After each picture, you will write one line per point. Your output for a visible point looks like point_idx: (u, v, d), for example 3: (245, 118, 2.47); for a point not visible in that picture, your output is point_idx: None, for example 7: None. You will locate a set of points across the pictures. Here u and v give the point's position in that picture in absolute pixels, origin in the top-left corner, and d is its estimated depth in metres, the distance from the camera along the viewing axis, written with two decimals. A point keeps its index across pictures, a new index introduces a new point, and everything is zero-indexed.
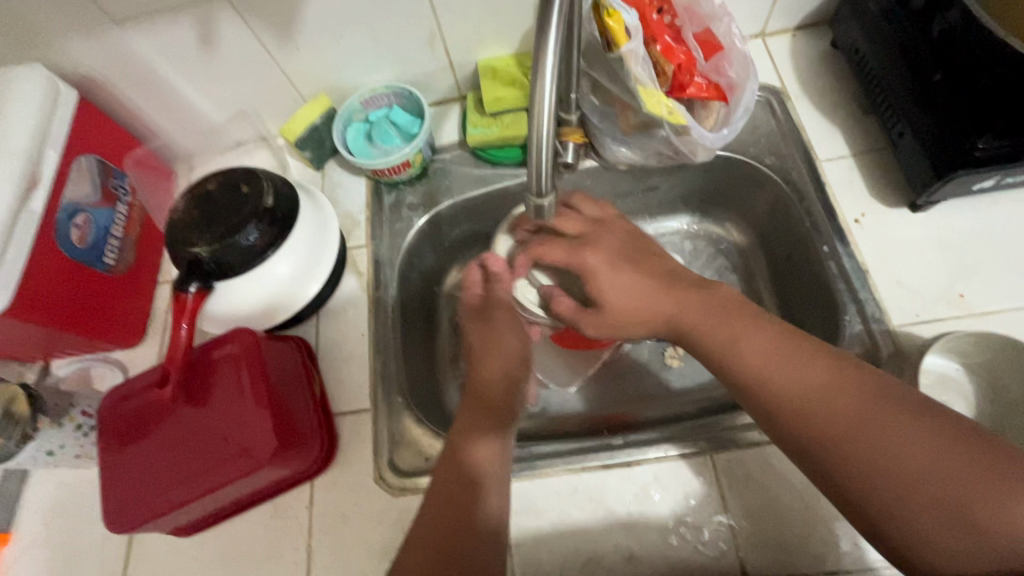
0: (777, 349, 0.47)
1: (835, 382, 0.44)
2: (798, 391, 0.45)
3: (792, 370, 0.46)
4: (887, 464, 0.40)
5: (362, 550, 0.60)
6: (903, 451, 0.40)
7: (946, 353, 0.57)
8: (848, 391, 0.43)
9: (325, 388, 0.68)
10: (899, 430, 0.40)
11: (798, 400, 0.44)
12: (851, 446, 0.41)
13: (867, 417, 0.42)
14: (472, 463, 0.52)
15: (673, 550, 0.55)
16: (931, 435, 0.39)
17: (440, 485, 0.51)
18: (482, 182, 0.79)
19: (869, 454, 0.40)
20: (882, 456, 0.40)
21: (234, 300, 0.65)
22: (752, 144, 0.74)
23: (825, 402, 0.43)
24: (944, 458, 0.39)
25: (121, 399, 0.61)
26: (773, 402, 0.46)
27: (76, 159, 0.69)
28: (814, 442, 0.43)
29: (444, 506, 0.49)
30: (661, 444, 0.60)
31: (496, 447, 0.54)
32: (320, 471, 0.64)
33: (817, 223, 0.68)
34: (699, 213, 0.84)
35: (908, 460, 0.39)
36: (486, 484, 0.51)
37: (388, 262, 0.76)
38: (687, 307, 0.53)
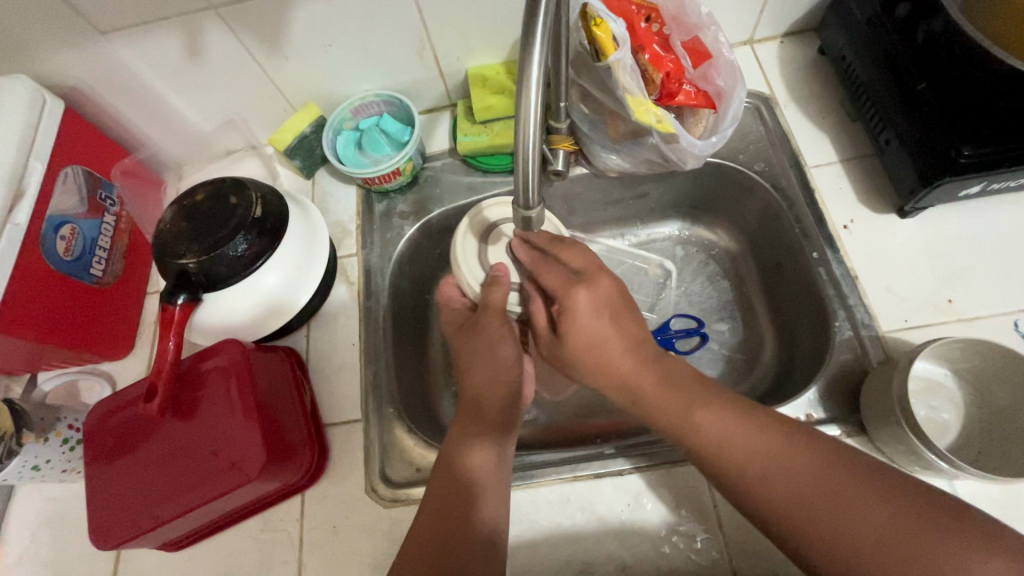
0: (732, 420, 0.46)
1: (792, 454, 0.43)
2: (759, 464, 0.44)
3: (751, 441, 0.45)
4: (853, 539, 0.39)
5: (353, 562, 0.60)
6: (866, 524, 0.39)
7: (934, 359, 0.57)
8: (806, 463, 0.43)
9: (315, 399, 0.68)
10: (860, 502, 0.40)
11: (760, 471, 0.43)
12: (820, 519, 0.40)
13: (828, 490, 0.41)
14: (466, 471, 0.52)
15: (665, 559, 0.55)
16: (891, 505, 0.39)
17: (431, 501, 0.51)
18: (473, 190, 0.79)
19: (834, 530, 0.40)
20: (847, 530, 0.39)
21: (224, 311, 0.64)
22: (741, 151, 0.74)
23: (787, 471, 0.43)
24: (907, 530, 0.38)
25: (108, 413, 0.61)
26: (738, 475, 0.44)
27: (62, 171, 0.68)
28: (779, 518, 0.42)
29: (441, 514, 0.50)
30: (652, 452, 0.60)
31: (492, 453, 0.54)
32: (311, 483, 0.63)
33: (806, 230, 0.68)
34: (690, 219, 0.84)
35: (872, 534, 0.39)
36: (481, 489, 0.51)
37: (378, 271, 0.76)
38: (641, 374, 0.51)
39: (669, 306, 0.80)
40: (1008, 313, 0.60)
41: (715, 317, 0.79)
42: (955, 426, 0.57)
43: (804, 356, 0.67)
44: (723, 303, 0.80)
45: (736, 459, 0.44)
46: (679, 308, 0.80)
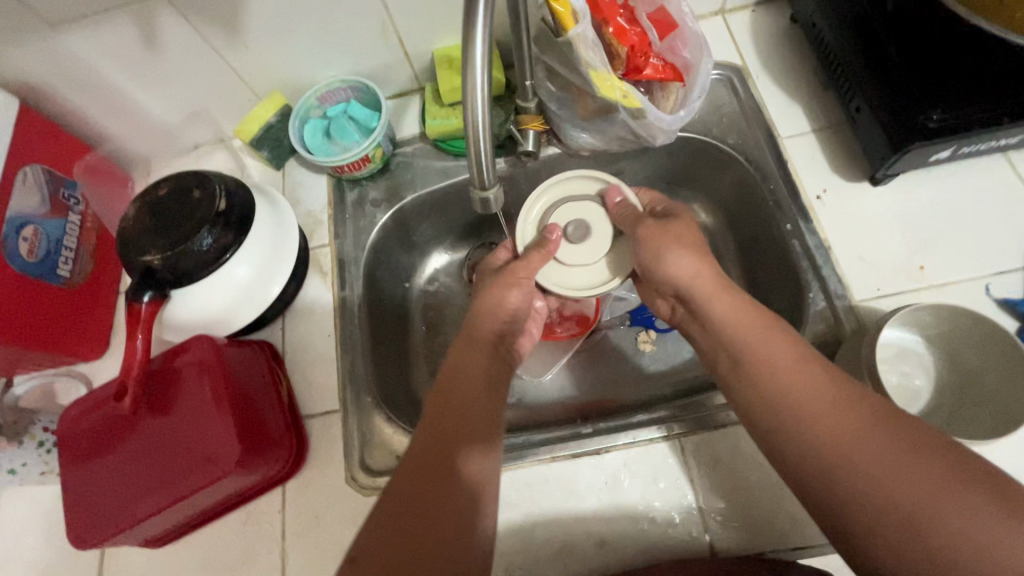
0: (790, 359, 0.45)
1: (841, 403, 0.42)
2: (820, 405, 0.42)
3: (811, 380, 0.43)
4: (892, 486, 0.37)
5: (335, 550, 0.60)
6: (908, 472, 0.38)
7: (905, 326, 0.57)
8: (857, 412, 0.41)
9: (292, 392, 0.67)
10: (912, 459, 0.38)
11: (807, 415, 0.42)
12: (856, 467, 0.39)
13: (877, 436, 0.40)
14: (461, 471, 0.46)
15: (644, 534, 0.56)
16: (937, 460, 0.38)
17: (416, 483, 0.45)
18: (445, 175, 0.78)
19: (873, 474, 0.38)
20: (880, 476, 0.38)
21: (194, 307, 0.63)
22: (714, 124, 0.73)
23: (836, 420, 0.41)
24: (943, 481, 0.37)
25: (80, 415, 0.60)
26: (782, 412, 0.43)
27: (21, 170, 0.66)
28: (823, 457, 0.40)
29: (431, 506, 0.44)
30: (631, 428, 0.60)
31: (483, 452, 0.48)
32: (291, 475, 0.63)
33: (780, 200, 0.67)
34: (667, 196, 0.83)
35: (904, 486, 0.37)
36: (485, 486, 0.47)
37: (352, 261, 0.75)
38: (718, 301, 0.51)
39: None
40: (980, 277, 0.60)
41: None
42: (927, 391, 0.58)
43: (782, 329, 0.67)
44: None
45: (793, 397, 0.43)
46: None
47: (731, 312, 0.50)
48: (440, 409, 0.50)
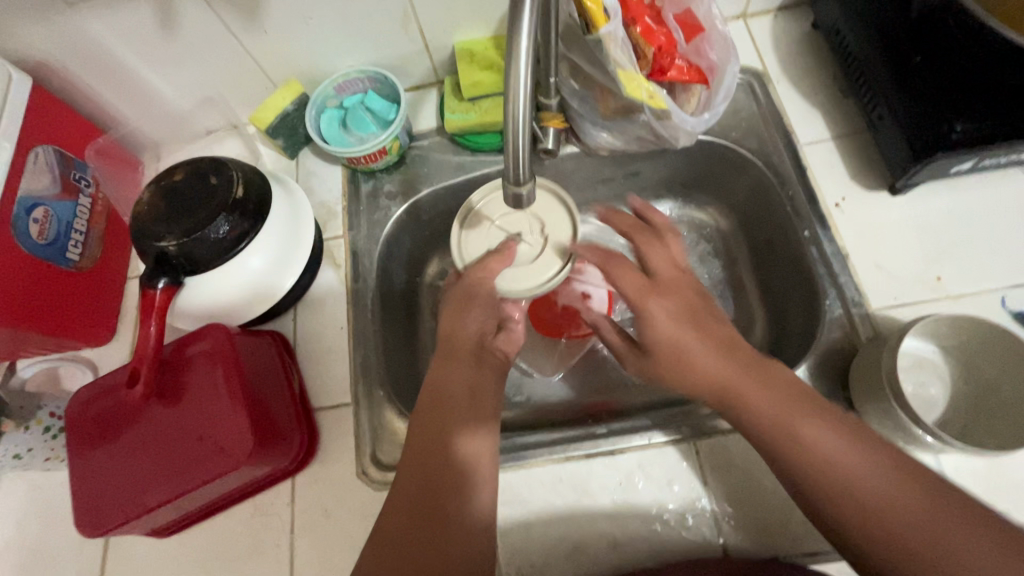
0: (809, 424, 0.46)
1: (863, 464, 0.43)
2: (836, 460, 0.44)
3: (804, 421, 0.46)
4: (913, 543, 0.40)
5: (344, 544, 0.60)
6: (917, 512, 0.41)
7: (923, 337, 0.57)
8: (880, 473, 0.43)
9: (304, 384, 0.67)
10: (930, 517, 0.40)
11: (833, 482, 0.43)
12: (888, 532, 0.41)
13: (900, 499, 0.41)
14: (456, 451, 0.50)
15: (656, 537, 0.56)
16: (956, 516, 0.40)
17: (412, 476, 0.48)
18: (461, 170, 0.78)
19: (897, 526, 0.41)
20: (909, 536, 0.40)
21: (207, 295, 0.62)
22: (733, 128, 0.73)
23: (860, 483, 0.43)
24: (966, 537, 0.39)
25: (90, 400, 0.59)
26: (807, 479, 0.44)
27: (33, 150, 0.65)
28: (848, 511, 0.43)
29: (431, 495, 0.47)
30: (645, 430, 0.60)
31: (479, 434, 0.52)
32: (301, 467, 0.62)
33: (798, 207, 0.68)
34: (681, 198, 0.84)
35: (933, 547, 0.39)
36: (477, 470, 0.50)
37: (366, 253, 0.74)
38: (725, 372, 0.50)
39: None
40: (995, 289, 0.60)
41: None
42: (941, 402, 0.58)
43: (796, 335, 0.67)
44: (714, 282, 0.80)
45: (813, 470, 0.44)
46: None
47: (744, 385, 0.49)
48: (432, 410, 0.53)
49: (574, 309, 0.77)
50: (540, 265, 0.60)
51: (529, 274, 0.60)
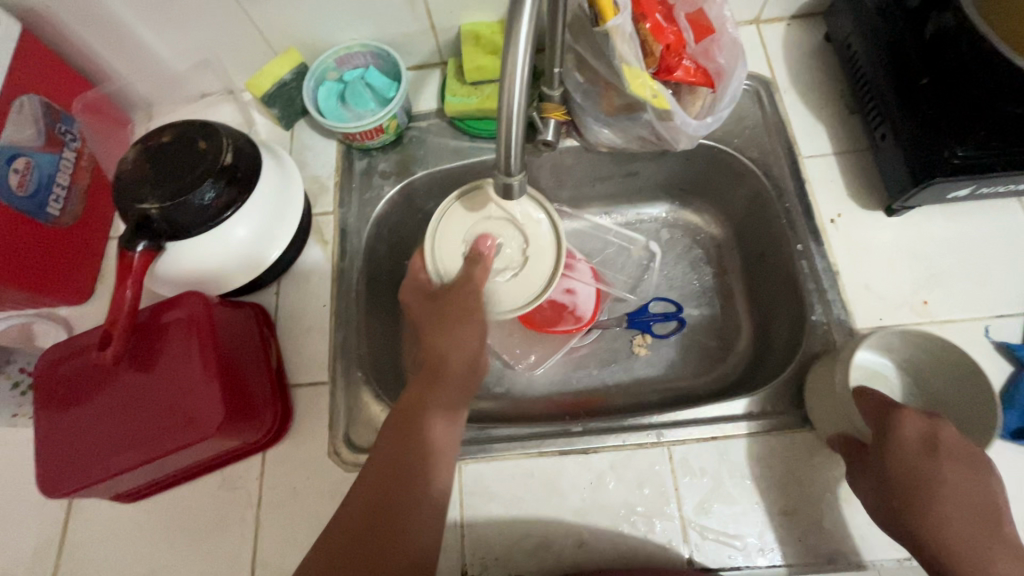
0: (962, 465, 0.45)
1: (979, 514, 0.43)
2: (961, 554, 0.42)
3: (953, 496, 0.44)
4: None
5: (310, 523, 0.59)
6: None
7: (876, 351, 0.58)
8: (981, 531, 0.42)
9: (282, 359, 0.66)
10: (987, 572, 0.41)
11: (950, 507, 0.43)
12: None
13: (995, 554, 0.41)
14: (425, 437, 0.49)
15: (623, 539, 0.56)
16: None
17: (372, 468, 0.47)
18: (458, 155, 0.76)
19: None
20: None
21: (187, 262, 0.61)
22: (736, 136, 0.72)
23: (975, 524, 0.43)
24: None
25: (59, 359, 0.58)
26: (923, 493, 0.44)
27: (17, 99, 0.63)
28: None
29: (387, 489, 0.46)
30: (620, 431, 0.60)
31: (450, 423, 0.51)
32: (272, 443, 0.62)
33: (793, 220, 0.67)
34: (678, 202, 0.83)
35: None
36: (439, 455, 0.49)
37: (355, 232, 0.73)
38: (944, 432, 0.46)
39: (650, 289, 0.81)
40: (980, 318, 0.60)
41: (692, 303, 0.79)
42: None
43: (780, 348, 0.67)
44: (703, 288, 0.80)
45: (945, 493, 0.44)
46: (659, 292, 0.81)
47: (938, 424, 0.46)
48: (386, 475, 0.46)
49: (562, 303, 0.77)
50: (528, 277, 0.59)
51: (515, 291, 0.58)
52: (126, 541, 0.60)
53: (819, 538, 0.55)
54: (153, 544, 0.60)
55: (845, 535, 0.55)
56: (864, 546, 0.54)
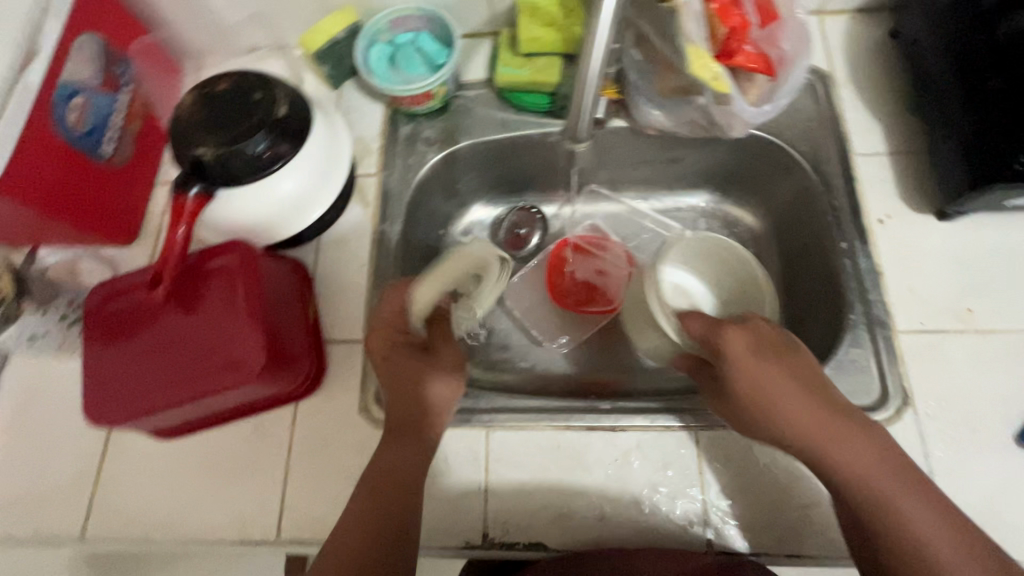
0: (780, 376, 0.51)
1: (808, 407, 0.50)
2: (835, 450, 0.49)
3: (789, 399, 0.50)
4: (842, 473, 0.48)
5: (338, 474, 0.61)
6: (919, 513, 0.46)
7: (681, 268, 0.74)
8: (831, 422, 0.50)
9: (319, 314, 0.67)
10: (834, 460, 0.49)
11: (785, 411, 0.50)
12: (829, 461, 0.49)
13: (835, 434, 0.49)
14: (428, 400, 0.56)
15: (643, 515, 0.56)
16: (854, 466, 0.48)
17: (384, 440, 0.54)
18: (504, 127, 0.76)
19: (905, 542, 0.45)
20: (844, 465, 0.48)
21: (234, 211, 0.62)
22: (787, 128, 0.71)
23: (806, 417, 0.50)
24: (876, 479, 0.47)
25: (108, 295, 0.59)
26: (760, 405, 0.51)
27: (77, 38, 0.64)
28: (860, 521, 0.48)
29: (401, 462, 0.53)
30: (649, 413, 0.60)
31: (450, 384, 0.57)
32: (305, 394, 0.63)
33: (839, 217, 0.66)
34: (719, 192, 0.82)
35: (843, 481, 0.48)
36: (439, 413, 0.56)
37: (396, 195, 0.73)
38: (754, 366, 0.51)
39: None
40: None
41: None
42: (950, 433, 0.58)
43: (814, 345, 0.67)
44: None
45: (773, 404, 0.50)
46: None
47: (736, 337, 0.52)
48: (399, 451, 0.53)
49: (592, 284, 0.80)
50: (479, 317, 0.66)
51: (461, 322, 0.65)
52: (160, 476, 0.62)
53: (842, 533, 0.55)
54: (186, 480, 0.61)
55: None
56: None
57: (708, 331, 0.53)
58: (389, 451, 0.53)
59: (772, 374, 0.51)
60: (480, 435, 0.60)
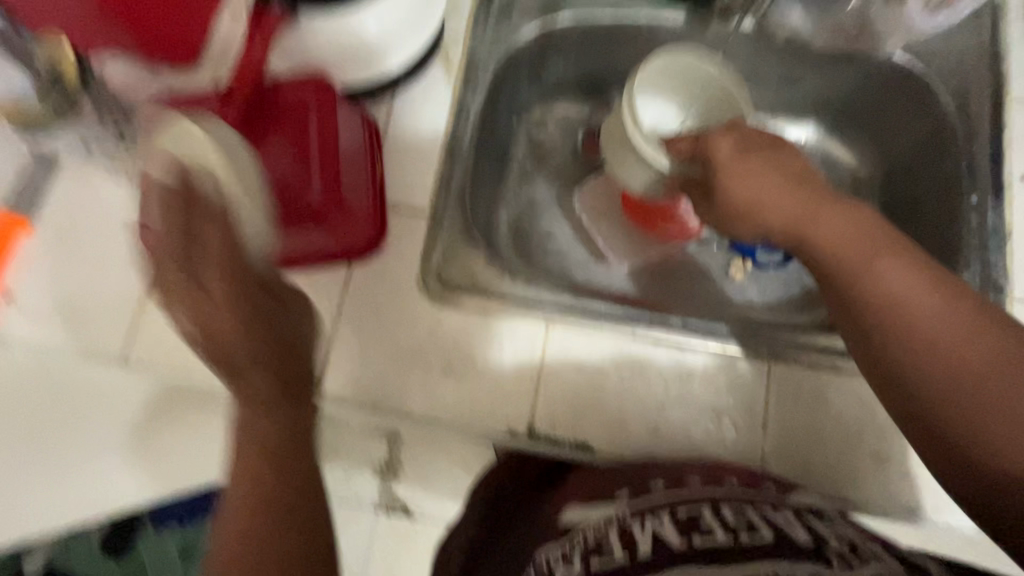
0: (837, 218, 0.47)
1: (863, 237, 0.46)
2: (827, 239, 0.46)
3: (826, 226, 0.47)
4: (907, 310, 0.43)
5: (387, 344, 0.58)
6: (960, 332, 0.41)
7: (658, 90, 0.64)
8: (886, 256, 0.45)
9: (385, 177, 0.62)
10: (901, 293, 0.43)
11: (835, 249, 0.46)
12: (897, 301, 0.43)
13: (903, 272, 0.44)
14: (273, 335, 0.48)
15: (698, 437, 0.54)
16: (915, 294, 0.43)
17: (253, 435, 0.45)
18: (613, 7, 0.67)
19: (904, 318, 0.43)
20: (910, 299, 0.43)
21: (312, 40, 0.56)
22: (939, 56, 0.62)
23: (870, 248, 0.45)
24: (941, 309, 0.42)
25: (174, 110, 0.55)
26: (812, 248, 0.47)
27: None
28: (854, 316, 0.45)
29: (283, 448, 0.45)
30: (722, 336, 0.57)
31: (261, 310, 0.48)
32: (360, 256, 0.59)
33: (975, 167, 0.59)
34: (831, 126, 0.73)
35: (907, 314, 0.43)
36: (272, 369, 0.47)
37: (483, 65, 0.66)
38: (775, 196, 0.49)
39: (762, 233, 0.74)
40: None
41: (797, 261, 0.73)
42: None
43: None
44: None
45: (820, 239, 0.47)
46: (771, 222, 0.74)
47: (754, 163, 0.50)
48: (264, 439, 0.45)
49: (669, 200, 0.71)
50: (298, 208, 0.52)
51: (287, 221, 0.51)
52: None
53: (901, 489, 0.53)
54: None
55: (929, 492, 0.52)
56: (945, 507, 0.52)
57: (695, 146, 0.54)
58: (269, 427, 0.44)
59: (757, 171, 0.50)
60: (540, 329, 0.58)
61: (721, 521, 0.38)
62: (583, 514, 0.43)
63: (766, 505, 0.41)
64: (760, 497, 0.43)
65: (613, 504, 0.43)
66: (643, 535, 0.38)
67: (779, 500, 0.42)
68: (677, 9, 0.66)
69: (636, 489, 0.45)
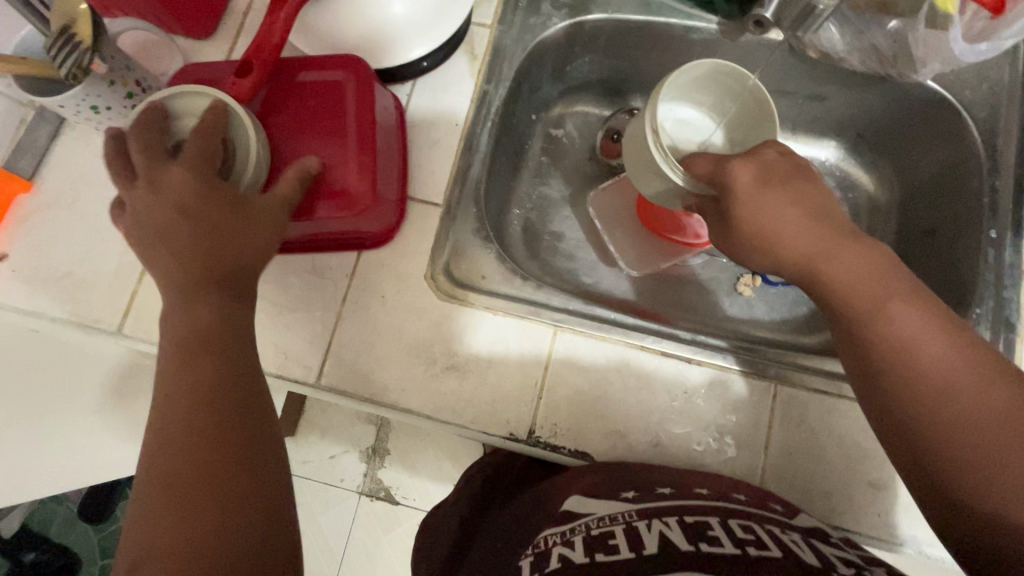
0: (863, 265, 0.42)
1: (891, 288, 0.41)
2: (849, 285, 0.42)
3: (849, 270, 0.42)
4: (930, 374, 0.39)
5: (390, 335, 0.57)
6: (990, 404, 0.37)
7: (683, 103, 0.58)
8: (912, 311, 0.40)
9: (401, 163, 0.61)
10: (926, 355, 0.39)
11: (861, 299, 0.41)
12: (921, 364, 0.39)
13: (929, 330, 0.40)
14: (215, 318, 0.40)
15: (699, 453, 0.54)
16: (939, 359, 0.39)
17: (179, 400, 0.38)
18: (645, 8, 0.65)
19: (933, 381, 0.39)
20: (935, 362, 0.39)
21: (336, 19, 0.54)
22: (970, 86, 0.61)
23: (898, 306, 0.41)
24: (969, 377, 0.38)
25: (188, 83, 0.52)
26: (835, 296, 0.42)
27: None
28: (872, 368, 0.41)
29: (195, 451, 0.36)
30: (729, 354, 0.56)
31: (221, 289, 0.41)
32: (374, 244, 0.58)
33: (997, 202, 0.58)
34: (850, 148, 0.73)
35: (929, 378, 0.39)
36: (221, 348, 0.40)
37: (507, 57, 0.65)
38: (798, 228, 0.43)
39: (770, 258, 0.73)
40: None
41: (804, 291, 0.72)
42: None
43: None
44: None
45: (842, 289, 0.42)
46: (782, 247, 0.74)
47: (777, 187, 0.44)
48: (194, 410, 0.37)
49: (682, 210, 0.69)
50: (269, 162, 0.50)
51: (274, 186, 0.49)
52: None
53: (897, 520, 0.52)
54: None
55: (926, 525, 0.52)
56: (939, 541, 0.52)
57: (714, 172, 0.46)
58: (199, 417, 0.37)
59: (775, 201, 0.44)
60: (548, 333, 0.57)
61: (730, 535, 0.38)
62: (590, 508, 0.45)
63: (775, 525, 0.41)
64: (767, 515, 0.43)
65: (619, 504, 0.45)
66: (652, 535, 0.39)
67: (787, 522, 0.42)
68: (710, 16, 0.64)
69: (645, 495, 0.46)
